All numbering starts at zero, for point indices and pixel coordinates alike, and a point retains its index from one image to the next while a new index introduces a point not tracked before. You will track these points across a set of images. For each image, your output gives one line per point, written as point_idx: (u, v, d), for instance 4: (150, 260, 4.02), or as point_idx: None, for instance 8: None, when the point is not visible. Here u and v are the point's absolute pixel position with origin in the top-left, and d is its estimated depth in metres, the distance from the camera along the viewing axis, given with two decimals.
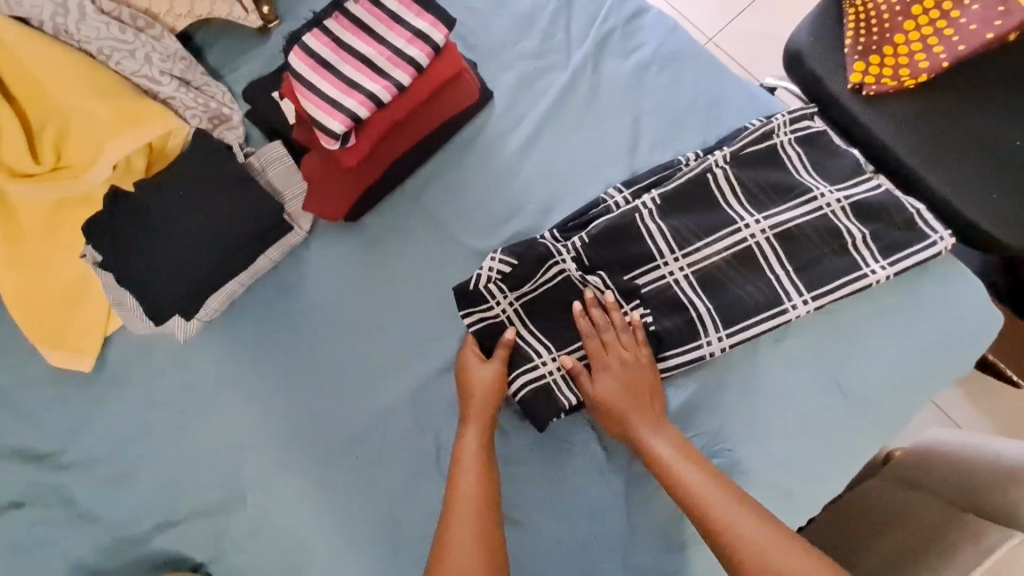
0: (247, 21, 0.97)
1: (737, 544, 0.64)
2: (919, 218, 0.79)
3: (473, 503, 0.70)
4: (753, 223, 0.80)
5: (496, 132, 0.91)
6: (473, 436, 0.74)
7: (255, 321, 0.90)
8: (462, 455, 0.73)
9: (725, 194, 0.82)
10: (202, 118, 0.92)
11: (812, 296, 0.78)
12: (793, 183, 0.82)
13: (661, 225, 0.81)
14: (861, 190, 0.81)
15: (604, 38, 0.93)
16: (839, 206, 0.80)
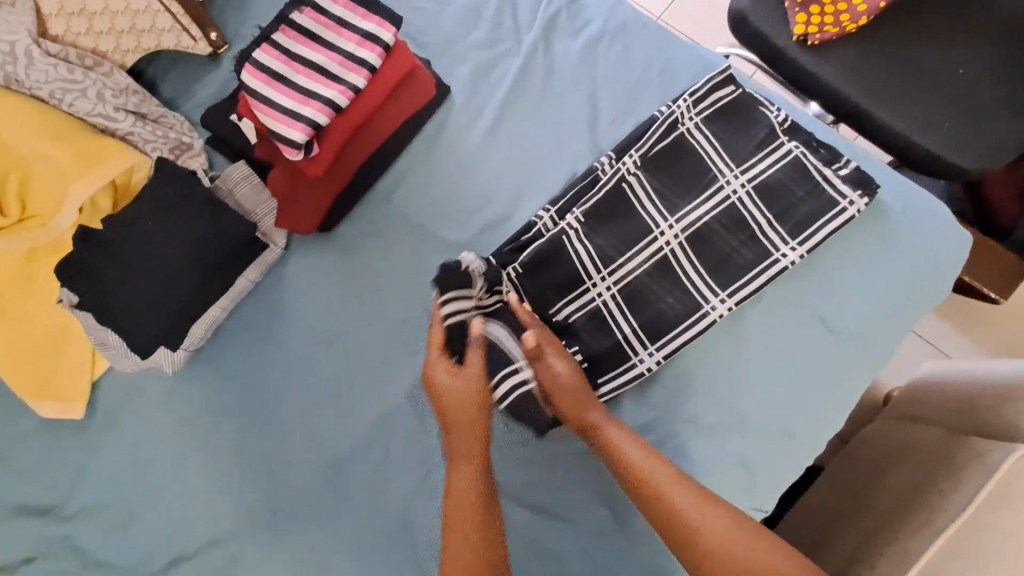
0: (197, 49, 0.97)
1: (707, 548, 0.65)
2: (827, 184, 0.80)
3: (468, 536, 0.68)
4: (668, 229, 0.82)
5: (458, 124, 0.92)
6: (466, 470, 0.73)
7: (242, 343, 0.90)
8: (456, 490, 0.71)
9: (640, 199, 0.84)
10: (164, 149, 0.92)
11: (799, 241, 0.80)
12: (699, 177, 0.83)
13: (587, 246, 0.83)
14: (771, 164, 0.82)
15: (552, 20, 0.94)
16: (745, 192, 0.82)
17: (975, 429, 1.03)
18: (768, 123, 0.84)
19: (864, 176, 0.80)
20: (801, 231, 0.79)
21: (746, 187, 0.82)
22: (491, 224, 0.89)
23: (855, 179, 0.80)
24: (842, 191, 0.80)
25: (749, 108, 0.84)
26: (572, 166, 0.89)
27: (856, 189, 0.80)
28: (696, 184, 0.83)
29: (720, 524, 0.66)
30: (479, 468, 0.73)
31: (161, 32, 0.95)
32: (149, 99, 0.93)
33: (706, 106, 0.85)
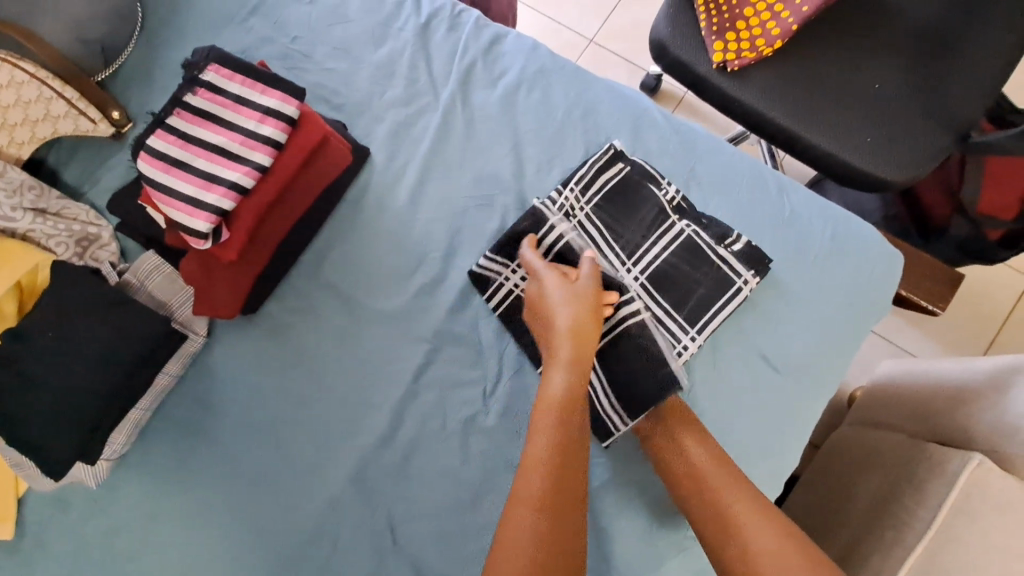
0: (98, 131, 0.91)
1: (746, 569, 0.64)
2: (722, 263, 0.78)
3: (555, 442, 0.63)
4: None
5: (380, 188, 0.88)
6: (563, 378, 0.68)
7: (172, 440, 0.84)
8: (549, 396, 0.67)
9: None
10: (70, 244, 0.86)
11: (698, 330, 0.77)
12: (643, 223, 0.81)
13: None
14: (664, 247, 0.80)
15: (467, 71, 0.91)
16: (641, 283, 0.80)
17: (935, 436, 1.03)
18: (658, 202, 0.82)
19: (758, 251, 0.79)
20: (697, 320, 0.77)
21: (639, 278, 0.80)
22: (426, 288, 0.84)
23: (747, 255, 0.78)
24: (737, 269, 0.78)
25: (639, 188, 0.82)
26: (501, 221, 0.85)
27: (749, 266, 0.78)
28: (642, 224, 0.81)
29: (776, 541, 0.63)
30: (580, 375, 0.69)
31: (56, 119, 0.88)
32: (54, 192, 0.89)
33: (597, 188, 0.83)
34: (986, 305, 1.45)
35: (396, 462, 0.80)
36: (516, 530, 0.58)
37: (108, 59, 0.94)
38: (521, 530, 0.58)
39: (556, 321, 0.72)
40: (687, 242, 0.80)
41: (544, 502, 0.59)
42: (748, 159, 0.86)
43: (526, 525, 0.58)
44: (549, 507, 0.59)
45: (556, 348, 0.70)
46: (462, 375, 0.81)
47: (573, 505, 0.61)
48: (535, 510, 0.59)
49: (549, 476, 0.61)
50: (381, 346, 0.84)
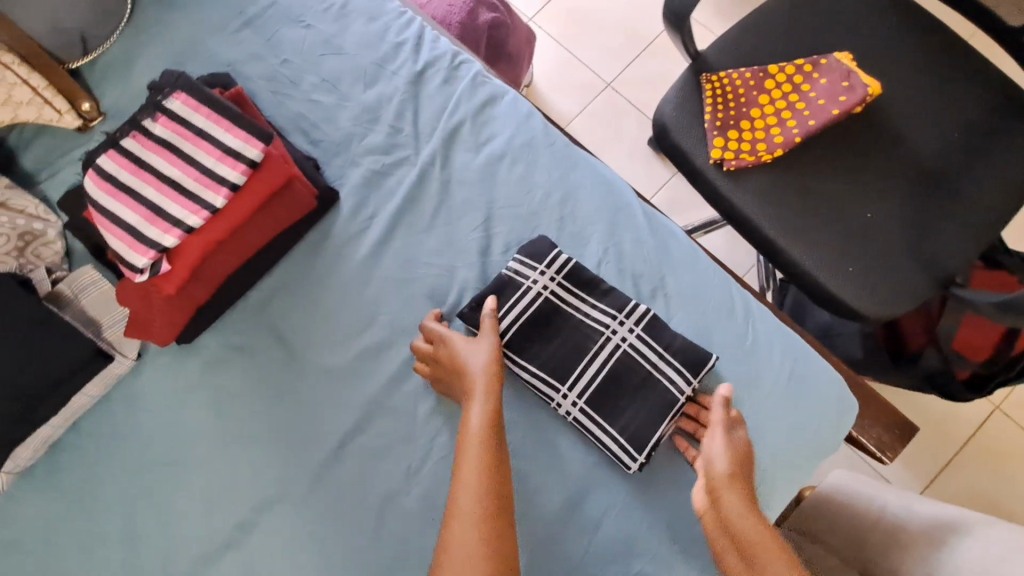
0: (62, 121, 0.87)
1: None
2: (658, 369, 0.74)
3: (478, 477, 0.63)
4: (564, 399, 0.73)
5: (342, 236, 0.84)
6: (480, 410, 0.67)
7: (82, 462, 0.80)
8: (468, 429, 0.67)
9: (519, 371, 0.75)
10: (9, 237, 0.82)
11: (639, 450, 0.71)
12: (578, 334, 0.76)
13: (531, 370, 0.74)
14: (598, 365, 0.74)
15: (454, 130, 0.88)
16: (581, 409, 0.73)
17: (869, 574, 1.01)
18: (576, 320, 0.77)
19: (698, 352, 0.75)
20: (638, 441, 0.71)
21: (581, 403, 0.73)
22: (370, 350, 0.81)
23: (690, 360, 0.74)
24: (676, 379, 0.73)
25: (554, 309, 0.77)
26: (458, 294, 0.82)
27: (692, 371, 0.74)
28: (571, 340, 0.76)
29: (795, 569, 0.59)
30: (496, 407, 0.68)
31: (19, 104, 0.85)
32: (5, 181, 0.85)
33: (562, 268, 0.78)
34: (948, 430, 1.44)
35: (306, 528, 0.77)
36: None
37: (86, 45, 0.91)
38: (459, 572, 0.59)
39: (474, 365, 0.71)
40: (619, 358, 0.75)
41: (477, 555, 0.59)
42: (722, 276, 0.83)
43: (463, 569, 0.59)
44: (480, 549, 0.60)
45: (468, 388, 0.70)
46: (390, 449, 0.78)
47: (511, 561, 0.61)
48: (471, 543, 0.60)
49: (477, 509, 0.62)
50: (313, 402, 0.80)
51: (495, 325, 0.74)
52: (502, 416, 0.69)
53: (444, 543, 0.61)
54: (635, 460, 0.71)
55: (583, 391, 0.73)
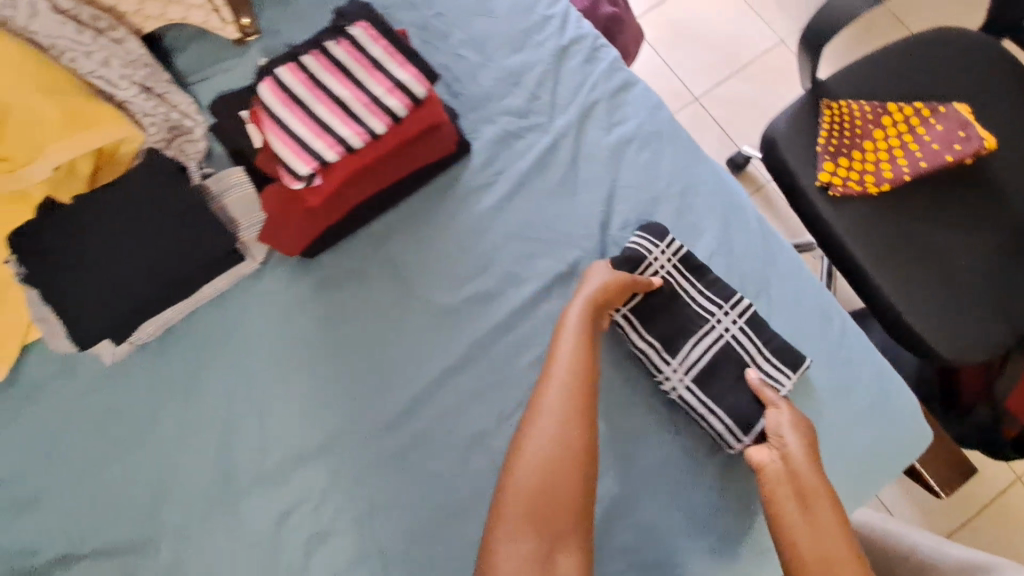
0: (224, 31, 0.93)
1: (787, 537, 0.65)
2: (761, 358, 0.79)
3: (566, 400, 0.68)
4: (672, 375, 0.79)
5: (469, 187, 0.89)
6: (570, 342, 0.73)
7: (194, 349, 0.86)
8: (556, 359, 0.72)
9: (634, 341, 0.80)
10: (161, 128, 0.88)
11: (744, 432, 0.77)
12: (686, 316, 0.81)
13: (647, 342, 0.79)
14: (706, 348, 0.79)
15: (589, 107, 0.92)
16: (688, 385, 0.78)
17: None
18: (690, 303, 0.82)
19: (794, 354, 0.80)
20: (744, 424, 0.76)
21: (688, 380, 0.78)
22: (478, 297, 0.86)
23: (787, 356, 0.79)
24: (780, 370, 0.79)
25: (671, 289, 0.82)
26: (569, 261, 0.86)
27: (790, 366, 0.79)
28: (681, 319, 0.81)
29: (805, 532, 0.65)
30: (589, 345, 0.73)
31: (190, 7, 0.90)
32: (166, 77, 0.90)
33: (682, 253, 0.82)
34: (971, 490, 1.46)
35: (393, 448, 0.82)
36: (515, 487, 0.64)
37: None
38: (532, 476, 0.64)
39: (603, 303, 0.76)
40: (733, 343, 0.80)
41: (551, 468, 0.64)
42: (821, 291, 0.86)
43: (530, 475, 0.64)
44: (554, 462, 0.65)
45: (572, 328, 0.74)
46: (484, 391, 0.83)
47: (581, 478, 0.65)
48: (540, 458, 0.65)
49: (548, 442, 0.66)
50: (419, 335, 0.85)
51: (626, 284, 0.78)
52: (591, 360, 0.73)
53: (519, 459, 0.66)
54: (739, 441, 0.77)
55: (691, 369, 0.79)
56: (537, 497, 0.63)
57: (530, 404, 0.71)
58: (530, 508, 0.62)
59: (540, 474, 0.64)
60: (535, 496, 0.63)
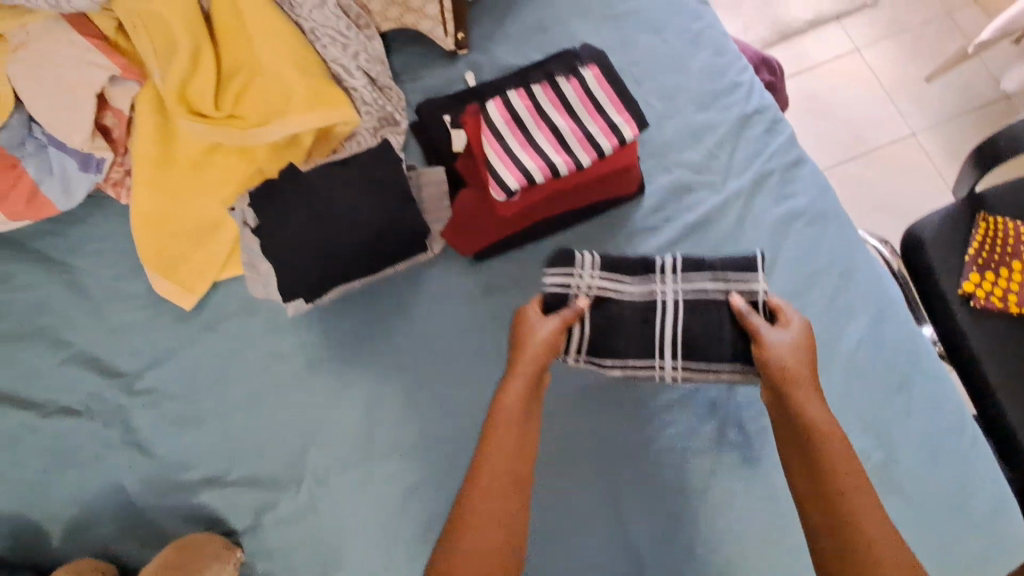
0: (442, 41, 1.02)
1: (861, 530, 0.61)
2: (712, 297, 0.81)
3: (503, 449, 0.69)
4: (668, 364, 0.80)
5: (638, 227, 0.95)
6: (519, 384, 0.74)
7: (363, 318, 0.94)
8: (506, 398, 0.73)
9: (631, 368, 0.82)
10: (373, 117, 0.97)
11: None
12: (640, 306, 0.83)
13: (603, 362, 0.82)
14: (670, 323, 0.81)
15: (763, 176, 0.97)
16: (683, 366, 0.80)
17: None
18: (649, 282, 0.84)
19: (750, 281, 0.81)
20: None
21: (680, 361, 0.80)
22: None
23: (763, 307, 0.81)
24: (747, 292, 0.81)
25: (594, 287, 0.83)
26: None
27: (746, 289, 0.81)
28: (637, 311, 0.83)
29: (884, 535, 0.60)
30: (530, 394, 0.75)
31: (423, 17, 0.99)
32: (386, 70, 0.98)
33: (596, 267, 0.83)
34: None
35: None
36: (479, 521, 0.65)
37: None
38: (490, 505, 0.66)
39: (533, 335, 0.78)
40: (669, 308, 0.82)
41: (503, 501, 0.67)
42: (956, 397, 0.89)
43: (491, 516, 0.66)
44: (504, 510, 0.66)
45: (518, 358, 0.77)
46: (619, 418, 0.88)
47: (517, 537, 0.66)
48: (497, 503, 0.66)
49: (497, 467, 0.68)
50: (569, 352, 0.91)
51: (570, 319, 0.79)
52: (533, 406, 0.75)
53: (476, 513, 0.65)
54: None
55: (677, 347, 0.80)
56: (486, 561, 0.63)
57: (484, 429, 0.73)
58: (485, 541, 0.64)
59: (495, 509, 0.66)
60: (487, 538, 0.64)
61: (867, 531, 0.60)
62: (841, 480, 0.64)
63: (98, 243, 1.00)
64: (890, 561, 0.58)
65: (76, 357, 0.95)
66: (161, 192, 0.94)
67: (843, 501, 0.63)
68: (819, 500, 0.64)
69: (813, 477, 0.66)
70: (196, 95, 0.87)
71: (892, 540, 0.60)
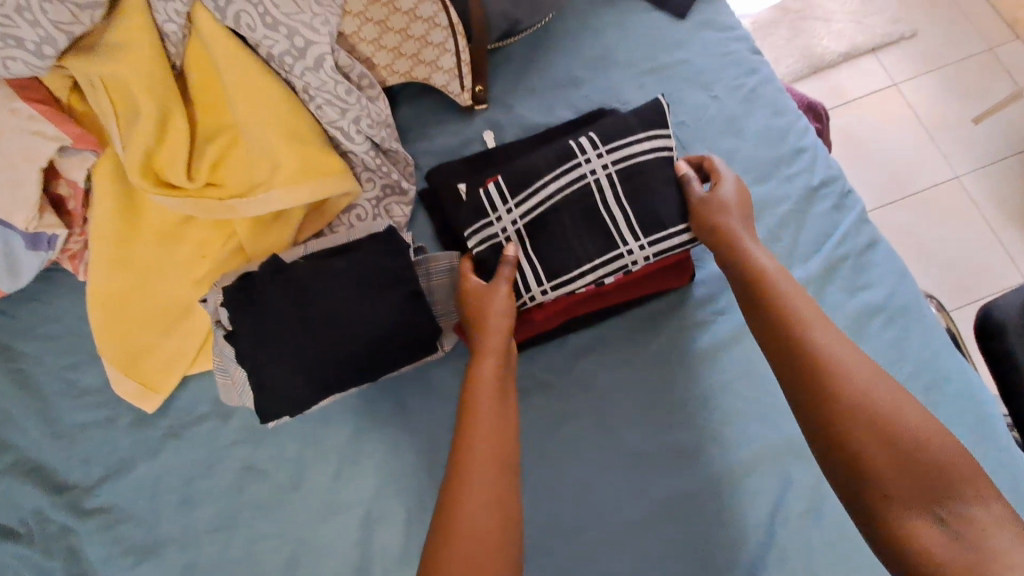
0: (458, 98, 0.88)
1: (903, 420, 0.53)
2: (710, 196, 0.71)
3: (487, 425, 0.59)
4: (637, 249, 0.70)
5: (686, 322, 0.80)
6: (488, 354, 0.64)
7: (360, 425, 0.79)
8: (478, 377, 0.62)
9: (593, 274, 0.70)
10: (377, 185, 0.84)
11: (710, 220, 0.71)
12: (601, 242, 0.70)
13: (573, 278, 0.70)
14: (615, 204, 0.70)
15: (833, 263, 0.83)
16: (651, 253, 0.71)
17: None
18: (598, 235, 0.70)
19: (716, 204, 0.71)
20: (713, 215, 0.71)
21: (649, 249, 0.70)
22: (678, 448, 0.76)
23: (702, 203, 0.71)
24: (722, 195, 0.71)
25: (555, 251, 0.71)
26: (787, 435, 0.76)
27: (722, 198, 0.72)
28: (583, 225, 0.71)
29: (907, 415, 0.53)
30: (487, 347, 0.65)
31: (436, 70, 0.86)
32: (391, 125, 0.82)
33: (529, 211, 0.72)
34: None
35: None
36: (464, 539, 0.52)
37: (507, 32, 0.90)
38: (474, 519, 0.53)
39: (489, 296, 0.68)
40: (608, 189, 0.71)
41: (491, 487, 0.55)
42: None
43: (467, 541, 0.52)
44: (488, 495, 0.55)
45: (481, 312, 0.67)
46: (667, 562, 0.72)
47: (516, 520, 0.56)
48: (480, 505, 0.54)
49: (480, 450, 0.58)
50: (606, 475, 0.76)
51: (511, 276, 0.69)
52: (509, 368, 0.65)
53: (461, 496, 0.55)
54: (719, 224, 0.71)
55: (654, 240, 0.70)
56: (477, 554, 0.52)
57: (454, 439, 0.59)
58: (479, 554, 0.52)
59: (478, 506, 0.54)
60: (473, 547, 0.52)
61: (923, 444, 0.52)
62: (825, 356, 0.57)
63: (56, 325, 0.86)
64: (913, 417, 0.53)
65: (20, 464, 0.80)
66: (125, 273, 0.80)
67: (827, 386, 0.56)
68: (831, 454, 0.54)
69: (808, 392, 0.57)
70: (165, 166, 0.73)
71: (902, 394, 0.55)
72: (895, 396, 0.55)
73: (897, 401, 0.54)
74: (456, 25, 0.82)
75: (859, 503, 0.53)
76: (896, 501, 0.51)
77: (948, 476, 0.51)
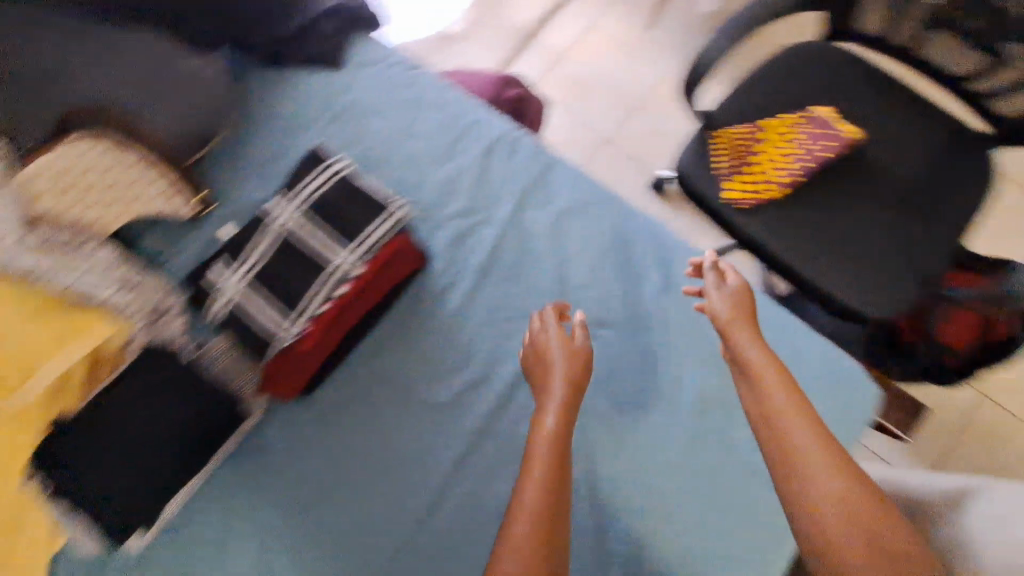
0: (180, 212, 1.02)
1: (806, 462, 0.72)
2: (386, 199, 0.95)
3: (535, 491, 0.73)
4: (346, 259, 0.90)
5: (437, 289, 1.00)
6: (544, 441, 0.78)
7: (219, 507, 0.89)
8: (544, 433, 0.79)
9: (324, 290, 0.89)
10: (143, 313, 0.91)
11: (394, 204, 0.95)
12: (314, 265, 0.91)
13: (307, 299, 0.89)
14: (313, 236, 0.91)
15: (524, 194, 1.05)
16: (359, 254, 0.90)
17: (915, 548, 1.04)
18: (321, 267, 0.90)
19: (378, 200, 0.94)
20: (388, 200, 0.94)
21: (354, 253, 0.90)
22: (469, 383, 0.95)
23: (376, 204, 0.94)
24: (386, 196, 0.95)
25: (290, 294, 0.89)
26: None
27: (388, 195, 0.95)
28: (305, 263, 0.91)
29: (809, 440, 0.73)
30: (553, 483, 0.74)
31: (150, 200, 0.99)
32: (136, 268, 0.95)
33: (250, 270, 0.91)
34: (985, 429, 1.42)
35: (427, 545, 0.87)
36: None
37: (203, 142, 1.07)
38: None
39: (553, 380, 0.85)
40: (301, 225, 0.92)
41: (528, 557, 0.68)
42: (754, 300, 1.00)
43: None
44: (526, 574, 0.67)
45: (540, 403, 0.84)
46: (495, 466, 0.91)
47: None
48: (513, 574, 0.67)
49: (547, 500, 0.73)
50: (427, 433, 0.92)
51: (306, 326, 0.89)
52: (568, 440, 0.80)
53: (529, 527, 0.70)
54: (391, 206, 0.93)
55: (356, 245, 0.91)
56: None
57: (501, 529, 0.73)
58: None
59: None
60: None
61: (808, 464, 0.71)
62: (773, 423, 0.77)
63: None
64: (806, 443, 0.73)
65: None
66: None
67: (778, 433, 0.76)
68: (776, 468, 0.74)
69: (767, 440, 0.77)
70: None
71: (846, 471, 0.70)
72: (825, 447, 0.72)
73: (831, 446, 0.73)
74: (143, 161, 0.97)
75: (787, 495, 0.72)
76: (829, 528, 0.67)
77: (846, 506, 0.67)
